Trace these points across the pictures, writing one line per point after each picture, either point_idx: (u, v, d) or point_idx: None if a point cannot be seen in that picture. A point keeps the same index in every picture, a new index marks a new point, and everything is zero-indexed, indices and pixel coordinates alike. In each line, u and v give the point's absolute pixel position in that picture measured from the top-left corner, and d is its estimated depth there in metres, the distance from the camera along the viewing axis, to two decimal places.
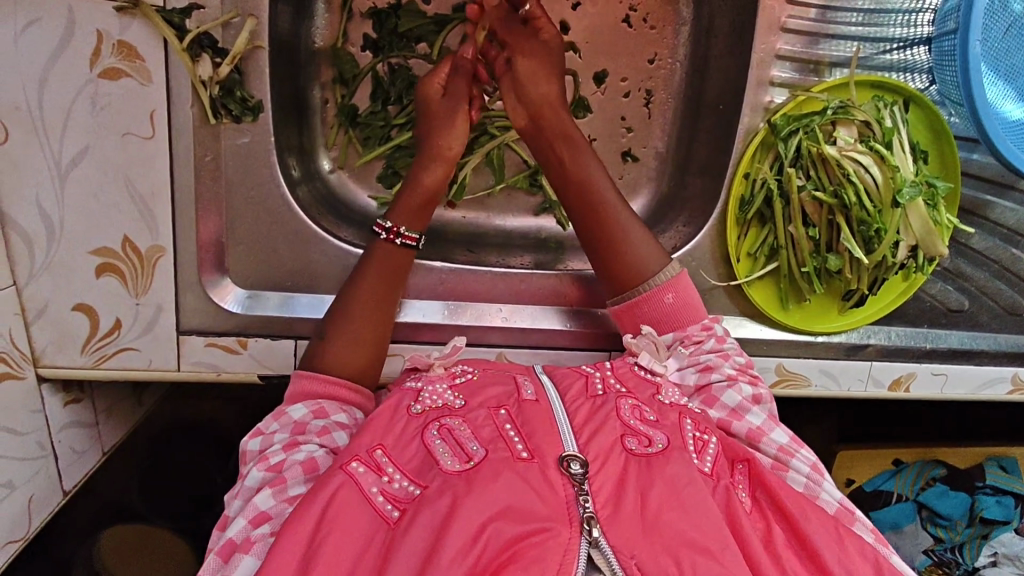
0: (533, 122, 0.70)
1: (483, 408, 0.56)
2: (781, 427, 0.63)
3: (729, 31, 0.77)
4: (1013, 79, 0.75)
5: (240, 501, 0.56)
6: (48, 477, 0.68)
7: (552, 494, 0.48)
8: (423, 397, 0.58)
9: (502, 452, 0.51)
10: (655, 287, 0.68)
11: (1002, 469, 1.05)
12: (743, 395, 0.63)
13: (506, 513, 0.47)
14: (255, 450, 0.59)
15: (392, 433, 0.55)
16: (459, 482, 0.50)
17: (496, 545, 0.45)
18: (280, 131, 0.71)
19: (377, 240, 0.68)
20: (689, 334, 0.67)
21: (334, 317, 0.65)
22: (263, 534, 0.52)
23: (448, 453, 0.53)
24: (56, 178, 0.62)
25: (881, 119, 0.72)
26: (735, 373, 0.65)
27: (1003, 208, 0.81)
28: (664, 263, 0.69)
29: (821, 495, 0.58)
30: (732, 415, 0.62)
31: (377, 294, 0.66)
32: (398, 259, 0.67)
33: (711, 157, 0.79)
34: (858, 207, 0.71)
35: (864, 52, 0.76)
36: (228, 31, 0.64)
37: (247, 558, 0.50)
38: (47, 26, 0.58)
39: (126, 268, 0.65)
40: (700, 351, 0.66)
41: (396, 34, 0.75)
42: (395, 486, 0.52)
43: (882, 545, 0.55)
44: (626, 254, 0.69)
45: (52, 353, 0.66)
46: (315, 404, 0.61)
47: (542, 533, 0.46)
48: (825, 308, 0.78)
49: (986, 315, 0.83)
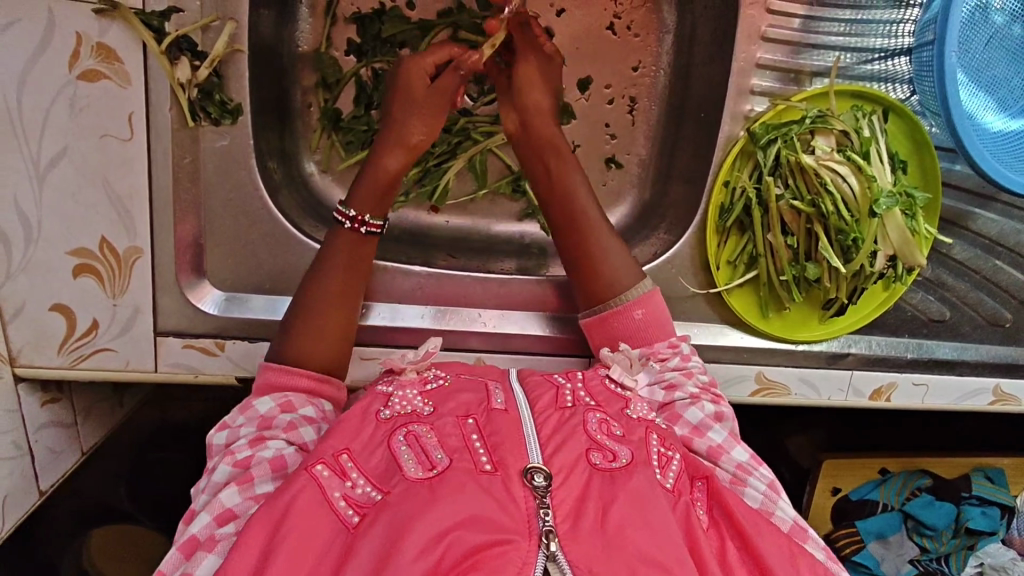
0: (523, 129, 0.72)
1: (451, 417, 0.56)
2: (741, 446, 0.63)
3: (710, 39, 0.77)
4: (994, 91, 0.75)
5: (204, 496, 0.55)
6: (24, 477, 0.68)
7: (514, 506, 0.48)
8: (392, 402, 0.58)
9: (466, 462, 0.51)
10: (628, 301, 0.68)
11: (987, 479, 1.05)
12: (706, 412, 0.63)
13: (469, 522, 0.46)
14: (220, 443, 0.59)
15: (360, 438, 0.55)
16: (421, 490, 0.49)
17: (455, 554, 0.44)
18: (261, 134, 0.71)
19: (339, 228, 0.68)
20: (655, 351, 0.67)
21: (296, 307, 0.65)
22: (227, 533, 0.52)
23: (412, 461, 0.52)
24: (34, 179, 0.62)
25: (859, 130, 0.72)
26: (699, 392, 0.65)
27: (984, 219, 0.82)
28: (636, 281, 0.69)
29: (777, 511, 0.58)
30: (694, 432, 0.62)
31: (339, 280, 0.66)
32: (363, 246, 0.68)
33: (693, 165, 0.79)
34: (836, 217, 0.71)
35: (844, 61, 0.76)
36: (207, 34, 0.64)
37: (210, 557, 0.50)
38: (25, 28, 0.58)
39: (103, 269, 0.65)
40: (665, 368, 0.66)
41: (380, 39, 0.75)
42: (359, 492, 0.52)
43: (833, 564, 0.55)
44: (599, 255, 0.70)
45: (29, 353, 0.66)
46: (282, 397, 0.61)
47: (504, 545, 0.45)
48: (805, 317, 0.78)
49: (968, 325, 0.83)
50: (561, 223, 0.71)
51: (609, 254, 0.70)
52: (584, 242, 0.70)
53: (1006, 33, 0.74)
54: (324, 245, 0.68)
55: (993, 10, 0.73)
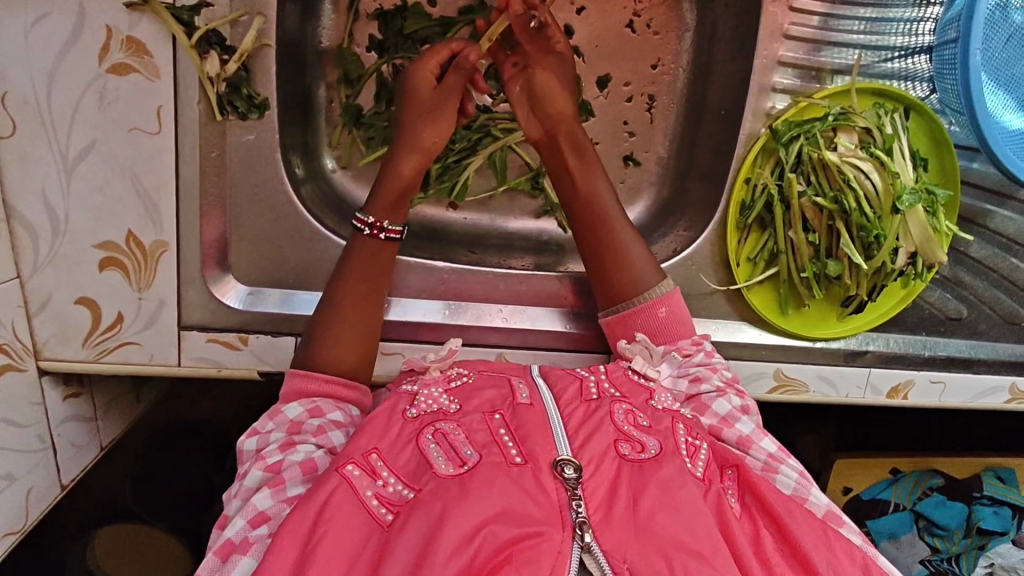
0: (548, 134, 0.72)
1: (478, 413, 0.56)
2: (768, 437, 0.62)
3: (731, 37, 0.77)
4: (1013, 90, 0.75)
5: (239, 502, 0.56)
6: (47, 470, 0.68)
7: (544, 497, 0.48)
8: (418, 401, 0.58)
9: (495, 456, 0.51)
10: (650, 300, 0.69)
11: (999, 479, 1.05)
12: (732, 404, 0.63)
13: (502, 517, 0.47)
14: (251, 450, 0.59)
15: (387, 437, 0.55)
16: (452, 487, 0.49)
17: (490, 548, 0.45)
18: (285, 129, 0.72)
19: (360, 235, 0.67)
20: (680, 347, 0.68)
21: (320, 317, 0.65)
22: (262, 535, 0.52)
23: (442, 457, 0.52)
24: (62, 172, 0.62)
25: (881, 126, 0.73)
26: (724, 385, 0.65)
27: (1001, 217, 0.82)
28: (658, 279, 0.70)
29: (809, 497, 0.58)
30: (722, 423, 0.62)
31: (364, 290, 0.66)
32: (381, 253, 0.68)
33: (713, 163, 0.80)
34: (859, 213, 0.71)
35: (864, 60, 0.77)
36: (236, 29, 0.65)
37: (245, 558, 0.50)
38: (56, 20, 0.59)
39: (129, 263, 0.65)
40: (689, 363, 0.67)
41: (402, 35, 0.75)
42: (390, 490, 0.52)
43: (869, 547, 0.55)
44: (623, 261, 0.70)
45: (54, 346, 0.66)
46: (310, 403, 0.61)
47: (536, 538, 0.46)
48: (824, 314, 0.79)
49: (985, 324, 0.83)
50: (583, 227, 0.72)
51: (633, 262, 0.70)
52: (612, 254, 0.70)
53: None
54: (343, 253, 0.68)
55: (1013, 9, 0.73)
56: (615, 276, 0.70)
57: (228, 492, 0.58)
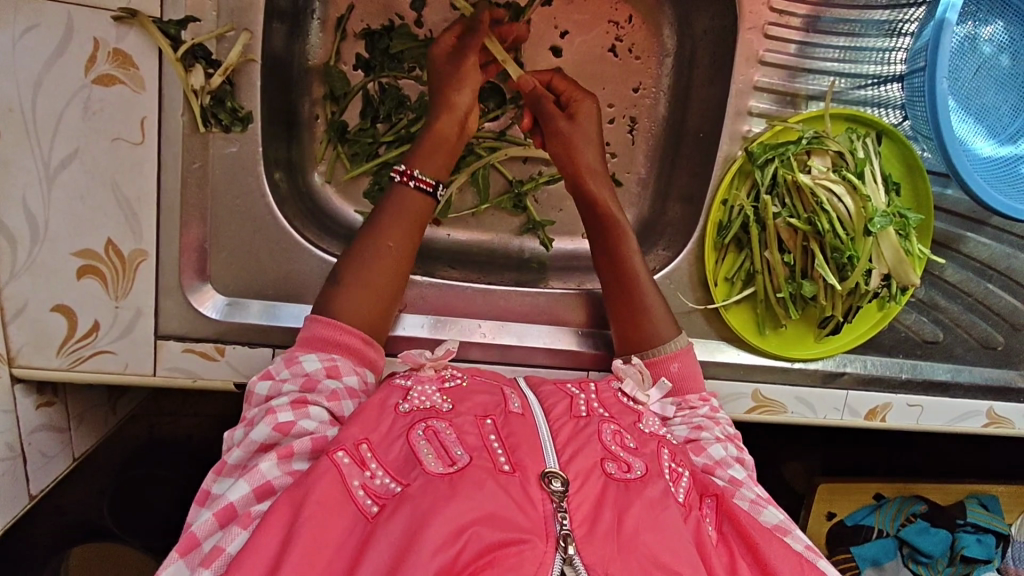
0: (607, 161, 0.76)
1: (470, 415, 0.56)
2: (758, 486, 0.62)
3: (709, 62, 0.79)
4: (983, 118, 0.77)
5: (242, 453, 0.56)
6: (14, 480, 0.67)
7: (531, 508, 0.48)
8: (412, 396, 0.58)
9: (485, 461, 0.51)
10: (665, 353, 0.69)
11: (983, 507, 1.04)
12: (728, 452, 0.63)
13: (487, 519, 0.46)
14: (262, 394, 0.60)
15: (380, 429, 0.55)
16: (442, 485, 0.49)
17: (474, 550, 0.44)
18: (269, 142, 0.73)
19: (392, 183, 0.69)
20: (688, 400, 0.67)
21: (349, 263, 0.66)
22: (262, 510, 0.51)
23: (432, 455, 0.52)
24: (44, 180, 0.63)
25: (853, 151, 0.75)
26: (725, 436, 0.65)
27: (975, 242, 0.84)
28: (673, 335, 0.70)
29: (791, 533, 0.58)
30: (716, 465, 0.62)
31: (392, 242, 0.67)
32: (416, 203, 0.69)
33: (691, 184, 0.81)
34: (832, 235, 0.73)
35: (839, 86, 0.79)
36: (222, 44, 0.67)
37: (244, 532, 0.50)
38: (44, 32, 0.60)
39: (107, 271, 0.66)
40: (694, 414, 0.66)
41: (388, 55, 0.77)
42: (378, 482, 0.51)
43: None
44: (640, 306, 0.71)
45: (28, 354, 0.66)
46: (330, 360, 0.61)
47: (521, 544, 0.45)
48: (802, 336, 0.79)
49: (961, 347, 0.84)
50: (608, 240, 0.74)
51: (653, 311, 0.71)
52: (628, 295, 0.71)
53: (995, 62, 0.77)
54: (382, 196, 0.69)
55: (983, 40, 0.76)
56: (632, 311, 0.71)
57: (231, 435, 0.58)
